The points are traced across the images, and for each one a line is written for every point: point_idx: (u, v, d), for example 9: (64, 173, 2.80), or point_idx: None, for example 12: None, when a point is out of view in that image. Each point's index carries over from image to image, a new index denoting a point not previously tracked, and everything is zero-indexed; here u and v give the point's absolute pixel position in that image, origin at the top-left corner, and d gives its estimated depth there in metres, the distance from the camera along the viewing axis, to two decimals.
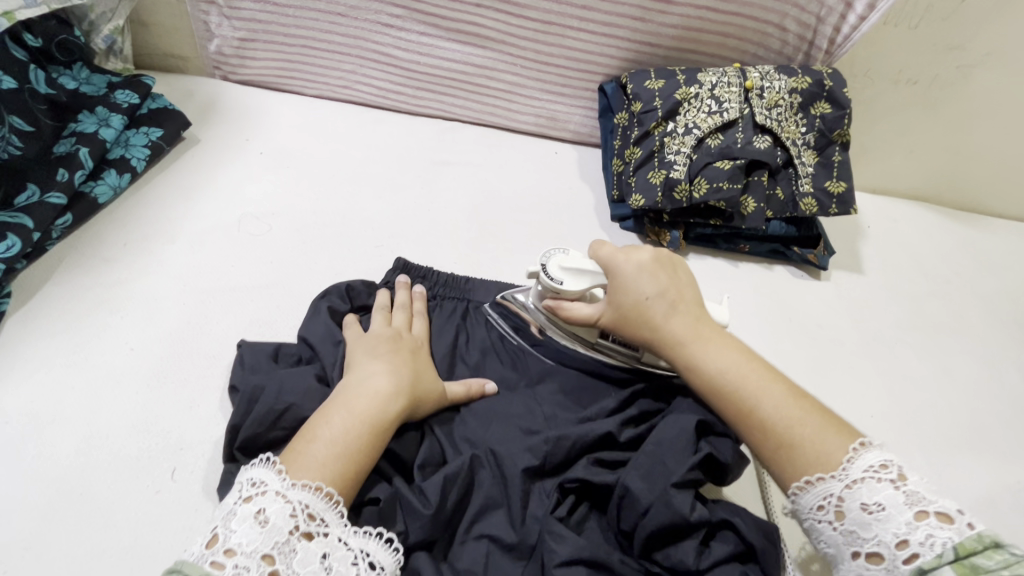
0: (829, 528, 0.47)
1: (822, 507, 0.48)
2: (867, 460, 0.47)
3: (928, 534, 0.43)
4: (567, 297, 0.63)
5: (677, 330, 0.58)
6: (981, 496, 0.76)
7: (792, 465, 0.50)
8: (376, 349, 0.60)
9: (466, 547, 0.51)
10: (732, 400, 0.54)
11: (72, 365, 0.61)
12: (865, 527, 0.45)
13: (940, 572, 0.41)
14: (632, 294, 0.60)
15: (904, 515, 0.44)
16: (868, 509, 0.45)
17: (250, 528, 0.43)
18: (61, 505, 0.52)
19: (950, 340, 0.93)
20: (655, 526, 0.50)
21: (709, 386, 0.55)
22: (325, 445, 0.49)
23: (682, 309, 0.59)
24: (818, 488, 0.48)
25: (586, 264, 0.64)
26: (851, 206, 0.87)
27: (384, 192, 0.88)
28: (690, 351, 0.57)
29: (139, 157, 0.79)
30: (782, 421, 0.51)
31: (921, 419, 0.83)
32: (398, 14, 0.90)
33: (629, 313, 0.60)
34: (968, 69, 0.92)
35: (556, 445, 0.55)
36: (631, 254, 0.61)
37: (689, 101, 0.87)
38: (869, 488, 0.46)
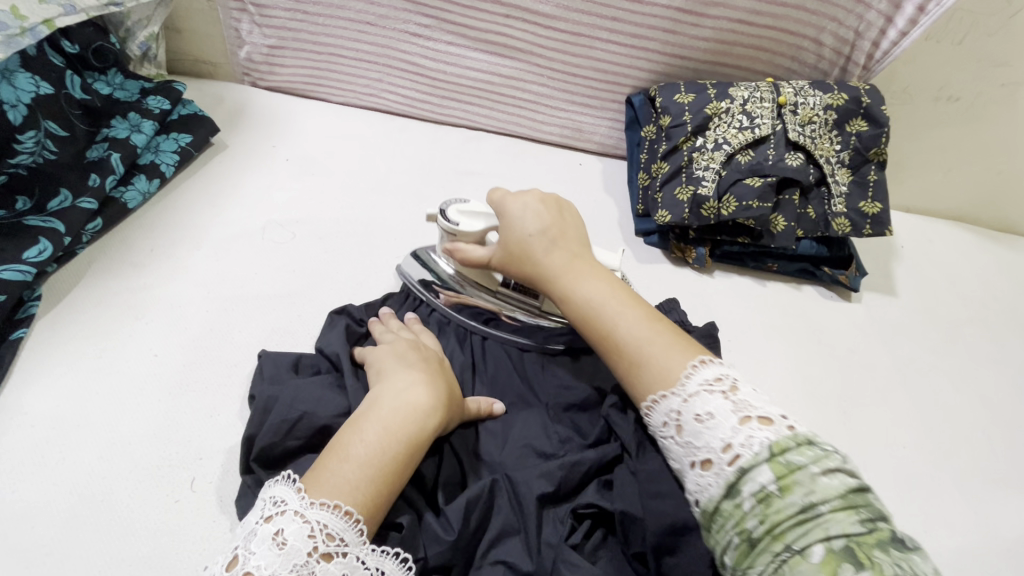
0: (674, 443, 0.50)
1: (666, 423, 0.50)
2: (703, 375, 0.50)
3: (749, 435, 0.45)
4: (464, 239, 0.66)
5: (554, 263, 0.61)
6: (1018, 535, 0.73)
7: (641, 384, 0.53)
8: (407, 361, 0.59)
9: (483, 573, 0.50)
10: (596, 328, 0.57)
11: (98, 370, 0.61)
12: (699, 436, 0.48)
13: (758, 469, 0.44)
14: (517, 231, 0.62)
15: (730, 421, 0.47)
16: (701, 419, 0.48)
17: (268, 550, 0.43)
18: (82, 512, 0.52)
19: (987, 368, 0.89)
20: (655, 532, 0.50)
21: (577, 315, 0.58)
22: (356, 466, 0.48)
23: (562, 246, 0.61)
24: (662, 406, 0.51)
25: (483, 207, 0.66)
26: (886, 227, 0.84)
27: (407, 202, 0.88)
28: (563, 283, 0.60)
29: (168, 162, 0.80)
30: (633, 342, 0.54)
31: (955, 451, 0.79)
32: (427, 24, 0.90)
33: (514, 250, 0.62)
34: (1014, 87, 0.88)
35: (571, 470, 0.54)
36: (520, 196, 0.64)
37: (720, 116, 0.85)
38: (703, 400, 0.49)
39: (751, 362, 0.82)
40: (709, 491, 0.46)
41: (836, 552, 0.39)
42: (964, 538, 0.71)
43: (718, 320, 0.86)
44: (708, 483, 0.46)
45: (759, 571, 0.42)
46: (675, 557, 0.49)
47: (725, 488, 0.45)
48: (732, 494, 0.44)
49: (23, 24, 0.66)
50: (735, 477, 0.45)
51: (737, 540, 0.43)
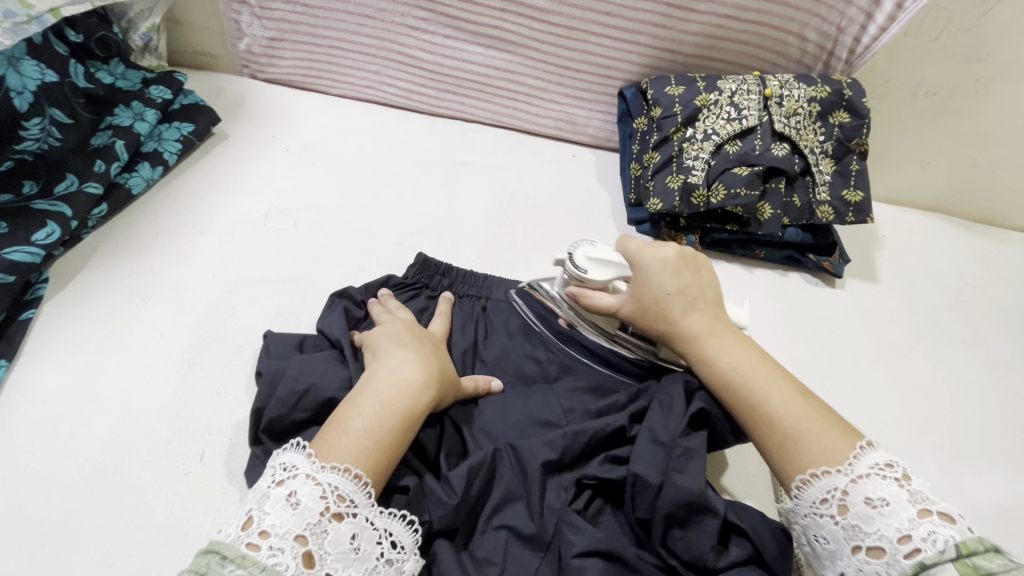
0: (831, 523, 0.49)
1: (825, 501, 0.49)
2: (872, 458, 0.49)
3: (930, 530, 0.45)
4: (591, 285, 0.65)
5: (695, 325, 0.61)
6: (995, 505, 0.76)
7: (795, 460, 0.52)
8: (401, 340, 0.61)
9: (487, 536, 0.52)
10: (744, 396, 0.56)
11: (107, 350, 0.63)
12: (868, 521, 0.47)
13: (943, 567, 0.43)
14: (655, 287, 0.62)
15: (907, 512, 0.46)
16: (874, 504, 0.47)
17: (283, 510, 0.45)
18: (95, 483, 0.54)
19: (963, 351, 0.93)
20: (670, 505, 0.52)
21: (720, 380, 0.57)
22: (356, 437, 0.50)
23: (701, 307, 0.62)
24: (822, 482, 0.50)
25: (611, 256, 0.66)
26: (868, 215, 0.88)
27: (406, 191, 0.90)
28: (705, 346, 0.59)
29: (171, 150, 0.82)
30: (788, 417, 0.53)
31: (935, 428, 0.83)
32: (424, 17, 0.92)
33: (650, 305, 0.62)
34: (987, 81, 0.92)
35: (573, 440, 0.57)
36: (656, 250, 0.64)
37: (709, 107, 0.88)
38: (874, 485, 0.48)
39: None
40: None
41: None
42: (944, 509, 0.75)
43: None
44: (875, 569, 0.46)
45: None
46: (682, 530, 0.53)
47: None
48: None
49: (29, 12, 0.67)
50: (912, 572, 0.44)
51: None
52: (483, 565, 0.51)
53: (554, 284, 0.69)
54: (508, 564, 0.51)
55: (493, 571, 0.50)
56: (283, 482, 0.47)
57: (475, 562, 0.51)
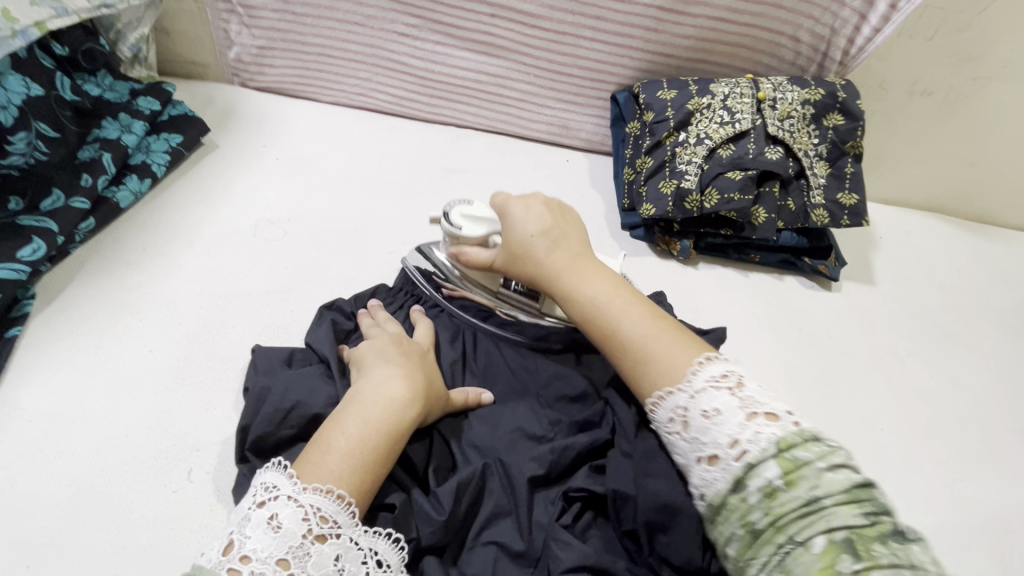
0: (679, 439, 0.52)
1: (672, 420, 0.52)
2: (709, 371, 0.52)
3: (756, 431, 0.48)
4: (467, 243, 0.67)
5: (557, 264, 0.62)
6: (992, 512, 0.75)
7: (647, 381, 0.55)
8: (388, 353, 0.60)
9: (476, 553, 0.52)
10: (600, 325, 0.59)
11: (94, 367, 0.62)
12: (705, 432, 0.50)
13: (765, 464, 0.46)
14: (520, 233, 0.63)
15: (736, 417, 0.49)
16: (708, 415, 0.50)
17: (264, 534, 0.45)
18: (81, 503, 0.53)
19: (961, 353, 0.92)
20: (649, 511, 0.52)
21: (582, 314, 0.60)
22: (340, 457, 0.50)
23: (563, 247, 0.63)
24: (669, 402, 0.53)
25: (486, 212, 0.67)
26: (863, 218, 0.87)
27: (397, 199, 0.89)
28: (568, 284, 0.61)
29: (159, 162, 0.81)
30: (639, 339, 0.56)
31: (931, 433, 0.82)
32: (414, 24, 0.91)
33: (517, 252, 0.64)
34: (983, 81, 0.91)
35: (562, 454, 0.57)
36: (523, 199, 0.66)
37: (702, 111, 0.87)
38: (709, 397, 0.51)
39: (735, 349, 0.85)
40: (716, 485, 0.48)
41: (837, 542, 0.41)
42: (940, 515, 0.74)
43: (703, 309, 0.88)
44: (714, 477, 0.49)
45: (762, 560, 0.44)
46: (667, 535, 0.52)
47: (731, 482, 0.47)
48: (738, 488, 0.47)
49: (14, 26, 0.67)
50: (741, 472, 0.47)
51: (741, 531, 0.46)
52: None
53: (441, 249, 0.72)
54: None
55: None
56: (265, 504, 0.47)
57: None
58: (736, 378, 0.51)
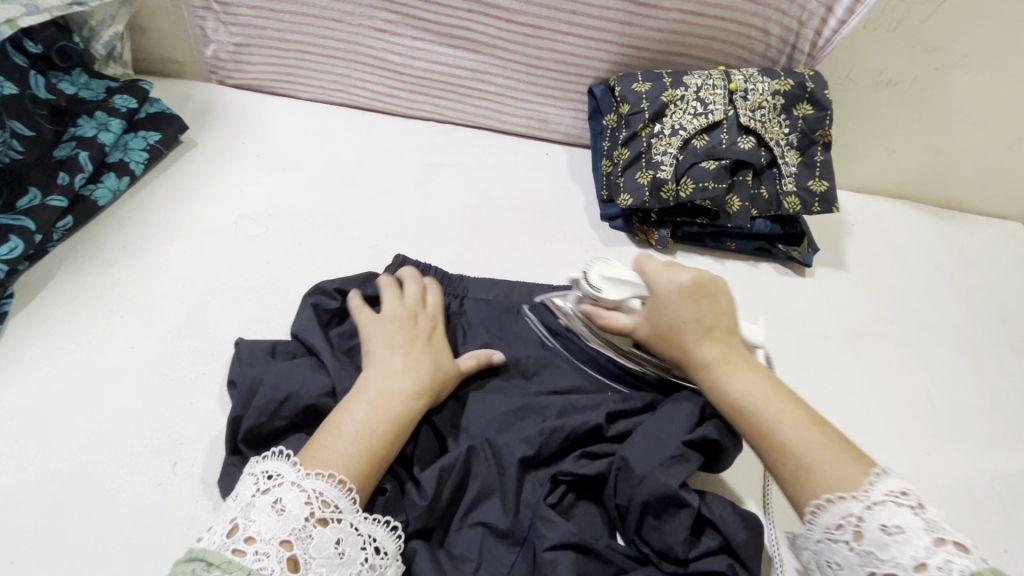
0: (845, 548, 0.47)
1: (840, 526, 0.47)
2: (888, 485, 0.47)
3: (946, 559, 0.43)
4: (605, 305, 0.65)
5: (707, 353, 0.59)
6: (959, 484, 0.77)
7: (810, 486, 0.50)
8: (391, 341, 0.62)
9: (463, 534, 0.53)
10: (753, 421, 0.55)
11: (75, 363, 0.62)
12: (883, 548, 0.45)
13: None
14: (669, 312, 0.61)
15: (923, 539, 0.44)
16: (889, 530, 0.45)
17: (268, 516, 0.45)
18: (66, 498, 0.54)
19: (931, 333, 0.95)
20: (648, 496, 0.54)
21: (732, 408, 0.57)
22: (349, 443, 0.52)
23: (716, 334, 0.60)
24: (836, 508, 0.48)
25: (627, 274, 0.65)
26: (833, 205, 0.89)
27: (378, 194, 0.90)
28: (717, 374, 0.58)
29: (138, 160, 0.81)
30: (798, 445, 0.52)
31: (904, 411, 0.84)
32: (391, 19, 0.92)
33: (666, 331, 0.61)
34: (946, 70, 0.95)
35: (551, 436, 0.58)
36: (670, 275, 0.63)
37: (676, 103, 0.89)
38: (889, 511, 0.46)
39: None
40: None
41: None
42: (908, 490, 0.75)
43: None
44: None
45: None
46: (657, 520, 0.54)
47: None
48: None
49: None
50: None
51: None
52: (459, 562, 0.52)
53: (566, 296, 0.70)
54: (484, 559, 0.52)
55: (468, 567, 0.51)
56: (268, 490, 0.48)
57: (452, 559, 0.52)
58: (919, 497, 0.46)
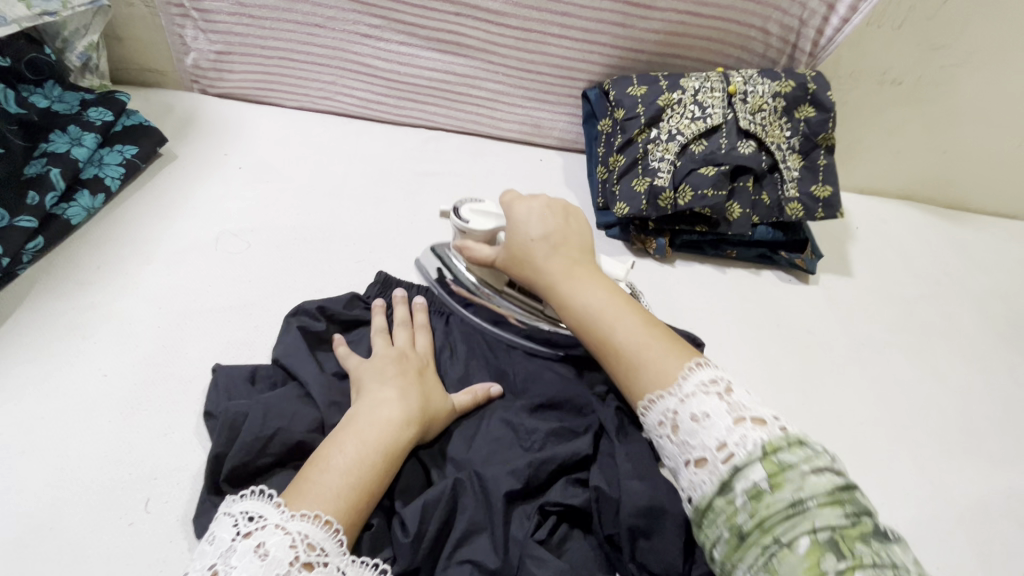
0: (669, 442, 0.50)
1: (662, 423, 0.51)
2: (700, 376, 0.51)
3: (743, 435, 0.46)
4: (472, 237, 0.66)
5: (553, 269, 0.61)
6: (971, 501, 0.74)
7: (638, 385, 0.54)
8: (385, 372, 0.59)
9: (450, 573, 0.49)
10: (594, 331, 0.57)
11: (43, 394, 0.59)
12: (694, 436, 0.48)
13: (752, 468, 0.44)
14: (520, 234, 0.62)
15: (725, 421, 0.47)
16: (699, 419, 0.48)
17: (250, 562, 0.42)
18: (30, 541, 0.51)
19: (939, 340, 0.92)
20: (632, 514, 0.52)
21: (577, 321, 0.59)
22: (338, 475, 0.49)
23: (563, 252, 0.62)
24: (658, 405, 0.51)
25: (493, 207, 0.66)
26: (837, 210, 0.86)
27: (365, 205, 0.87)
28: (563, 290, 0.60)
29: (113, 176, 0.78)
30: (631, 348, 0.55)
31: (912, 424, 0.81)
32: (377, 24, 0.89)
33: (517, 254, 0.63)
34: (953, 68, 0.91)
35: (540, 468, 0.55)
36: (525, 201, 0.64)
37: (673, 107, 0.86)
38: (699, 401, 0.49)
39: (714, 347, 0.84)
40: (703, 488, 0.47)
41: (820, 542, 0.40)
42: (918, 509, 0.72)
43: (683, 309, 0.86)
44: (702, 479, 0.47)
45: (748, 563, 0.42)
46: (649, 541, 0.52)
47: (719, 485, 0.46)
48: (725, 490, 0.45)
49: None
50: (729, 476, 0.45)
51: (727, 533, 0.44)
52: None
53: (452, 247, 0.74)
54: None
55: None
56: (249, 533, 0.45)
57: None
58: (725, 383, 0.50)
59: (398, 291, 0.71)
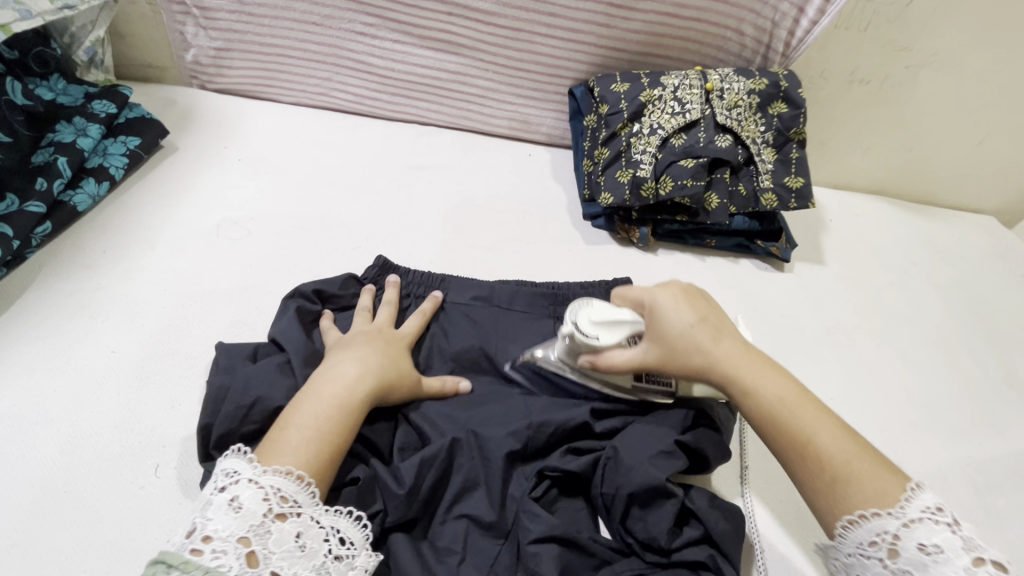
0: (880, 565, 0.48)
1: (873, 544, 0.48)
2: (924, 500, 0.48)
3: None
4: (606, 348, 0.60)
5: (728, 361, 0.58)
6: (934, 471, 0.79)
7: (850, 499, 0.50)
8: (349, 342, 0.63)
9: (447, 526, 0.54)
10: (788, 432, 0.54)
11: (55, 368, 0.62)
12: (921, 567, 0.46)
13: None
14: (678, 325, 0.58)
15: (961, 559, 0.45)
16: (926, 549, 0.46)
17: (225, 514, 0.45)
18: (45, 503, 0.54)
19: (906, 325, 0.97)
20: (637, 486, 0.55)
21: (765, 419, 0.55)
22: (298, 431, 0.51)
23: (727, 341, 0.59)
24: (871, 524, 0.49)
25: (622, 312, 0.60)
26: (809, 201, 0.90)
27: (362, 196, 0.90)
28: (742, 384, 0.57)
29: (117, 165, 0.81)
30: (840, 455, 0.52)
31: (880, 402, 0.86)
32: (371, 23, 0.92)
33: (678, 345, 0.58)
34: (916, 68, 0.97)
35: (538, 431, 0.59)
36: (666, 287, 0.61)
37: (654, 103, 0.91)
38: (926, 529, 0.47)
39: None
40: None
41: None
42: None
43: None
44: None
45: None
46: (642, 509, 0.56)
47: None
48: None
49: None
50: None
51: None
52: (444, 554, 0.53)
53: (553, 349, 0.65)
54: (467, 551, 0.53)
55: (452, 559, 0.52)
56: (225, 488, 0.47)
57: (436, 550, 0.53)
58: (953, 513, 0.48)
59: (391, 275, 0.74)
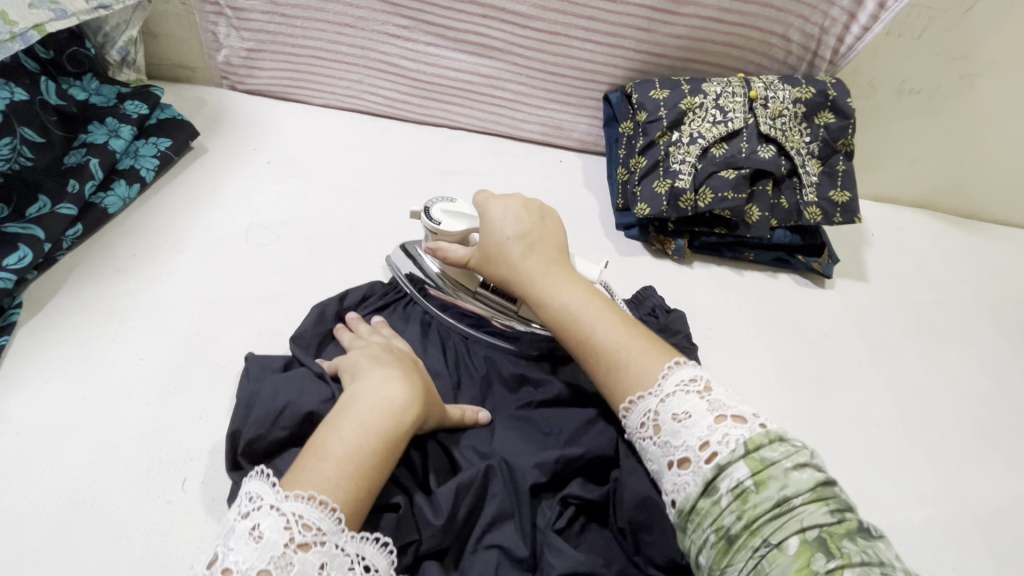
0: (651, 444, 0.51)
1: (643, 424, 0.52)
2: (679, 375, 0.52)
3: (725, 433, 0.47)
4: (445, 237, 0.68)
5: (530, 270, 0.63)
6: (986, 505, 0.75)
7: (619, 387, 0.55)
8: (382, 359, 0.59)
9: (478, 556, 0.52)
10: (570, 330, 0.59)
11: (84, 375, 0.61)
12: (676, 435, 0.49)
13: (735, 465, 0.46)
14: (496, 235, 0.64)
15: (705, 419, 0.49)
16: (679, 418, 0.50)
17: (246, 545, 0.43)
18: (72, 516, 0.53)
19: (954, 346, 0.92)
20: (631, 510, 0.53)
21: (553, 321, 0.60)
22: (336, 463, 0.48)
23: (539, 252, 0.64)
24: (640, 406, 0.53)
25: (466, 209, 0.69)
26: (855, 215, 0.87)
27: (391, 201, 0.88)
28: (539, 291, 0.62)
29: (148, 167, 0.80)
30: (609, 345, 0.56)
31: (927, 428, 0.82)
32: (405, 25, 0.91)
33: (492, 253, 0.64)
34: (972, 78, 0.92)
35: (566, 464, 0.57)
36: (502, 201, 0.66)
37: (694, 111, 0.87)
38: (680, 400, 0.51)
39: (728, 347, 0.84)
40: (687, 489, 0.47)
41: (809, 542, 0.42)
42: (936, 511, 0.73)
43: (700, 311, 0.87)
44: (686, 481, 0.48)
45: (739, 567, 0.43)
46: (651, 534, 0.53)
47: (703, 485, 0.47)
48: (710, 491, 0.46)
49: (11, 29, 0.67)
50: (712, 475, 0.46)
51: (714, 537, 0.45)
52: None
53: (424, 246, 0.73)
54: None
55: None
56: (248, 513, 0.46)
57: None
58: (704, 381, 0.51)
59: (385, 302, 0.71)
